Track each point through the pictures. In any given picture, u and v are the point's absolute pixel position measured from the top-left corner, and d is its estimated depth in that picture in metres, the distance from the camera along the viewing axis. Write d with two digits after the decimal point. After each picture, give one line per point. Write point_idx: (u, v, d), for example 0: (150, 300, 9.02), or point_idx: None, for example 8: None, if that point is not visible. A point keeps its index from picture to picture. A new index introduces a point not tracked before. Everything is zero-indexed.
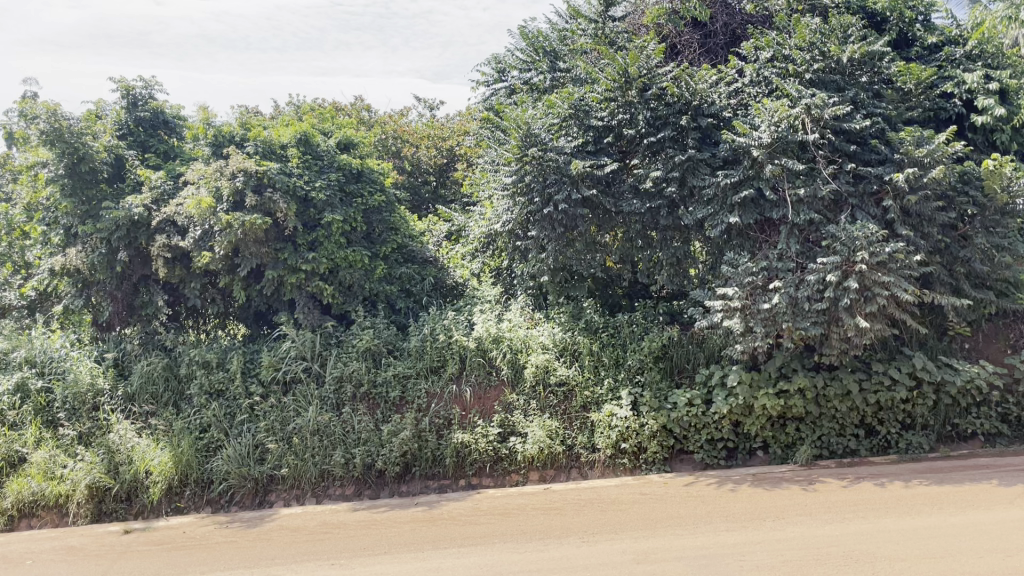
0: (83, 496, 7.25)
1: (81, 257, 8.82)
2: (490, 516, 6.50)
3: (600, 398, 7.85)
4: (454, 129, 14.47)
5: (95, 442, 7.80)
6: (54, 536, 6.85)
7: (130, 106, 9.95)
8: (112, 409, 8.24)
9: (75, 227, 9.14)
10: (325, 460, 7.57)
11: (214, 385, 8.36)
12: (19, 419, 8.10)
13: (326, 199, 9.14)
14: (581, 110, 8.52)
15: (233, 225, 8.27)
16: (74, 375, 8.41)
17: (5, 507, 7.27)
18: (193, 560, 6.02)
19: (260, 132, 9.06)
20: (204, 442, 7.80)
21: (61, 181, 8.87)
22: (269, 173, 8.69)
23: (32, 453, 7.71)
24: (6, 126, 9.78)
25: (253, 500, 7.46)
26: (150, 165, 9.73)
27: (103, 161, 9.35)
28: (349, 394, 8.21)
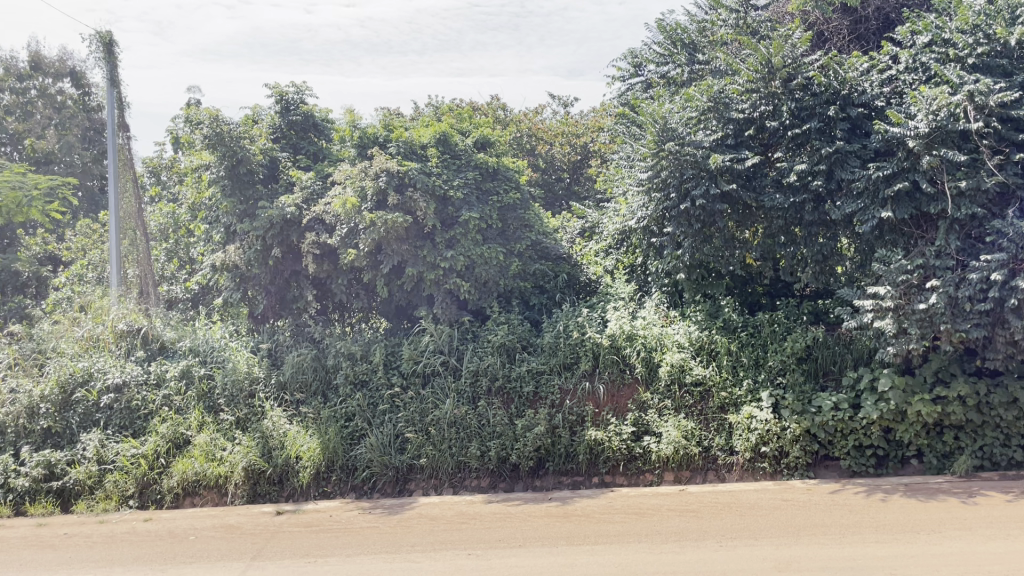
0: (241, 477, 7.71)
1: (239, 254, 9.52)
2: (625, 516, 6.45)
3: (738, 399, 7.64)
4: (588, 125, 14.41)
5: (251, 427, 8.35)
6: (215, 514, 7.33)
7: (283, 110, 10.47)
8: (267, 397, 8.80)
9: (234, 225, 9.81)
10: (461, 452, 7.78)
11: (358, 376, 8.76)
12: (184, 404, 8.69)
13: (464, 197, 9.39)
14: (721, 103, 8.33)
15: (376, 223, 8.66)
16: (232, 364, 9.04)
17: (172, 485, 7.75)
18: (340, 543, 6.30)
19: (401, 133, 9.42)
20: (348, 431, 8.20)
21: (221, 181, 9.61)
22: (410, 173, 9.02)
23: (195, 436, 8.25)
24: (174, 131, 10.72)
25: (394, 489, 7.79)
26: (301, 166, 10.27)
27: (260, 163, 9.95)
28: (484, 388, 8.38)
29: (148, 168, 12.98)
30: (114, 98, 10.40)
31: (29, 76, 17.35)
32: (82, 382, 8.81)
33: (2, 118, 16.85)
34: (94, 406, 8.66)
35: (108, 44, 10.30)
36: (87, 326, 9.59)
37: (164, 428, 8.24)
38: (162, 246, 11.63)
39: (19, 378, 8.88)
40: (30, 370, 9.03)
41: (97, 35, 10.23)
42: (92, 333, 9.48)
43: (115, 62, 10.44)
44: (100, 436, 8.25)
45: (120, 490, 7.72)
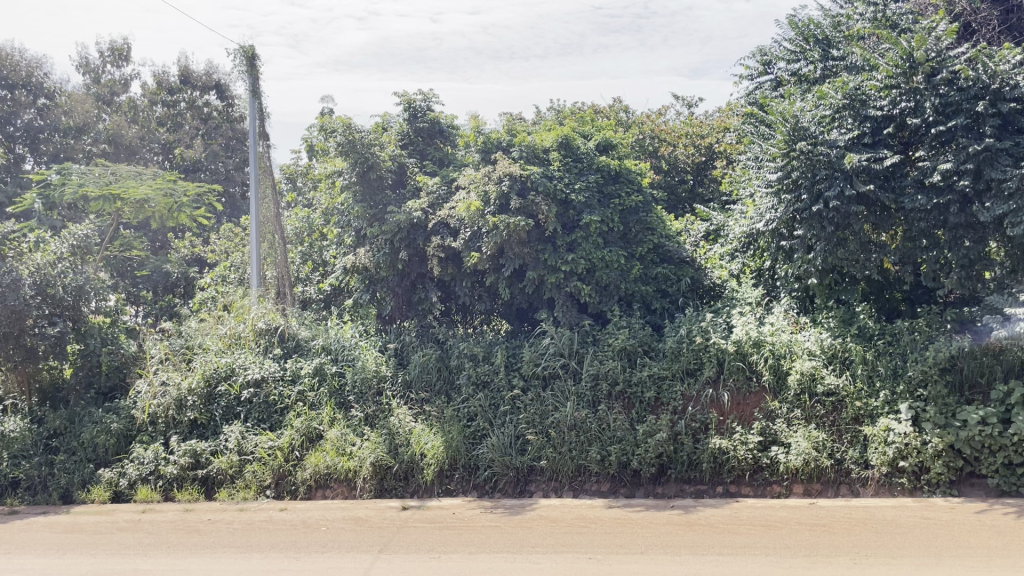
0: (369, 472, 7.99)
1: (369, 256, 9.98)
2: (751, 527, 6.27)
3: (874, 411, 7.30)
4: (713, 126, 14.11)
5: (379, 423, 8.67)
6: (345, 506, 7.63)
7: (411, 117, 10.85)
8: (393, 395, 9.11)
9: (364, 228, 10.21)
10: (581, 455, 7.78)
11: (480, 376, 8.96)
12: (317, 400, 9.09)
13: (585, 201, 9.32)
14: (858, 100, 8.04)
15: (499, 226, 8.80)
16: (362, 363, 9.43)
17: (305, 477, 8.10)
18: (463, 540, 6.43)
19: (525, 138, 9.55)
20: (471, 430, 8.37)
21: (353, 187, 10.07)
22: (532, 177, 9.11)
23: (326, 430, 8.63)
24: (310, 139, 11.30)
25: (515, 489, 7.87)
26: (428, 172, 10.59)
27: (389, 170, 10.34)
28: (605, 392, 8.35)
29: (286, 175, 13.68)
30: (255, 108, 10.99)
31: (179, 89, 18.41)
32: (225, 376, 9.37)
33: (156, 129, 18.45)
34: (235, 400, 9.18)
35: (251, 57, 10.92)
36: (230, 324, 10.17)
37: (299, 422, 8.65)
38: (297, 250, 12.21)
39: (170, 372, 9.50)
40: (179, 364, 9.66)
41: (240, 49, 10.86)
42: (234, 330, 10.06)
43: (256, 75, 11.03)
44: (240, 429, 8.74)
45: (258, 480, 8.15)
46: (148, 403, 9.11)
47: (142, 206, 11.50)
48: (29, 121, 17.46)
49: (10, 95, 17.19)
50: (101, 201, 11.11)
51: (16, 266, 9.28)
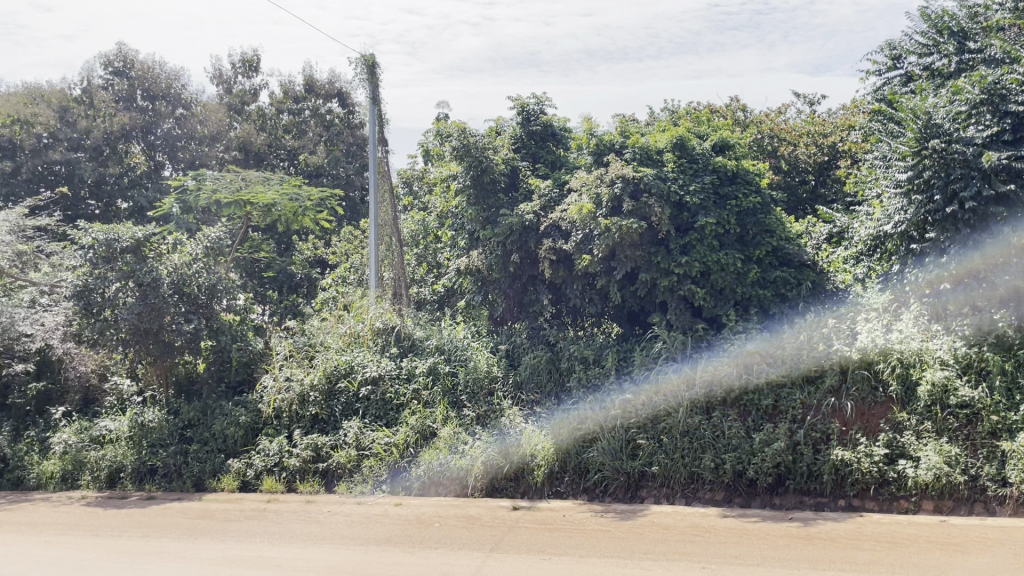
0: (480, 471, 8.09)
1: (482, 259, 10.21)
2: (875, 543, 5.98)
3: (1013, 424, 6.83)
4: (837, 124, 13.59)
5: (490, 423, 8.81)
6: (457, 505, 7.75)
7: (524, 121, 11.03)
8: (504, 395, 9.23)
9: (477, 231, 10.42)
10: (694, 463, 7.63)
11: (590, 380, 9.02)
12: (431, 398, 9.27)
13: (700, 203, 9.10)
14: (997, 95, 7.71)
15: (611, 228, 8.75)
16: (474, 363, 9.59)
17: (419, 474, 8.29)
18: (574, 543, 6.43)
19: (638, 139, 9.50)
20: (581, 434, 8.30)
21: (467, 190, 10.29)
22: (645, 179, 8.97)
23: (440, 428, 8.80)
24: (426, 144, 11.60)
25: (625, 494, 7.80)
26: (540, 175, 10.56)
27: (502, 173, 10.48)
28: (719, 400, 8.11)
29: (403, 179, 14.08)
30: (374, 115, 11.35)
31: (304, 97, 19.55)
32: (345, 373, 9.75)
33: (282, 136, 19.26)
34: (354, 396, 9.53)
35: (371, 65, 11.27)
36: (349, 323, 10.54)
37: (414, 420, 8.87)
38: (412, 252, 12.52)
39: (293, 368, 9.95)
40: (302, 361, 10.10)
41: (361, 57, 11.22)
42: (353, 330, 10.42)
43: (376, 82, 11.39)
44: (358, 425, 9.05)
45: (375, 475, 8.43)
46: (274, 398, 9.53)
47: (269, 210, 12.06)
48: (168, 129, 19.31)
49: (151, 106, 19.19)
50: (232, 207, 11.78)
51: (155, 266, 9.98)
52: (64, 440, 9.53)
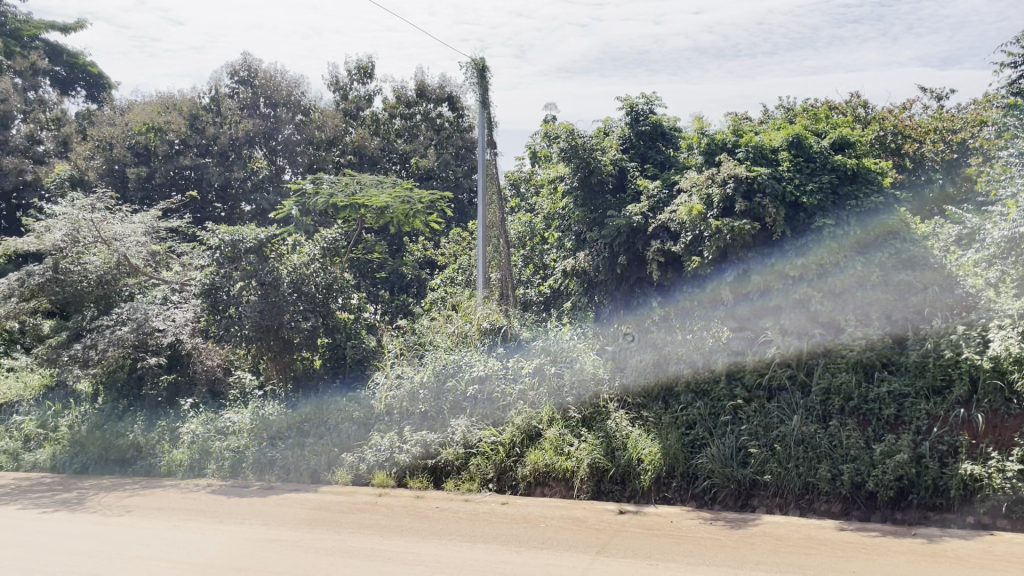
0: (586, 473, 8.10)
1: (588, 260, 10.46)
2: (1008, 564, 5.59)
3: None
4: (968, 120, 12.93)
5: (596, 425, 8.75)
6: (562, 506, 7.77)
7: (632, 121, 10.96)
8: (611, 398, 9.10)
9: (585, 232, 10.62)
10: (810, 472, 7.35)
11: (701, 385, 8.73)
12: (537, 399, 9.30)
13: (819, 203, 8.67)
14: None
15: (721, 229, 8.66)
16: (581, 364, 9.50)
17: (525, 474, 8.38)
18: (682, 549, 6.33)
19: (751, 137, 9.24)
20: (690, 438, 8.20)
21: (574, 192, 10.46)
22: (759, 179, 8.71)
23: (545, 429, 8.83)
24: (533, 146, 11.62)
25: (736, 502, 7.59)
26: (648, 175, 10.47)
27: (609, 174, 10.46)
28: (836, 408, 7.82)
29: (510, 181, 14.24)
30: (484, 118, 11.51)
31: (416, 102, 20.00)
32: (451, 373, 9.90)
33: (395, 140, 19.80)
34: (461, 395, 9.62)
35: (481, 69, 11.41)
36: (457, 323, 10.77)
37: (519, 419, 8.95)
38: (519, 253, 12.62)
39: (404, 365, 10.29)
40: (412, 359, 10.41)
41: (472, 62, 11.39)
42: (462, 329, 10.60)
43: (486, 85, 11.52)
44: (466, 423, 9.17)
45: (482, 473, 8.54)
46: (386, 394, 9.88)
47: (383, 211, 12.33)
48: (288, 136, 19.90)
49: (273, 113, 20.00)
50: (348, 210, 12.20)
51: (276, 266, 10.61)
52: (191, 430, 10.12)
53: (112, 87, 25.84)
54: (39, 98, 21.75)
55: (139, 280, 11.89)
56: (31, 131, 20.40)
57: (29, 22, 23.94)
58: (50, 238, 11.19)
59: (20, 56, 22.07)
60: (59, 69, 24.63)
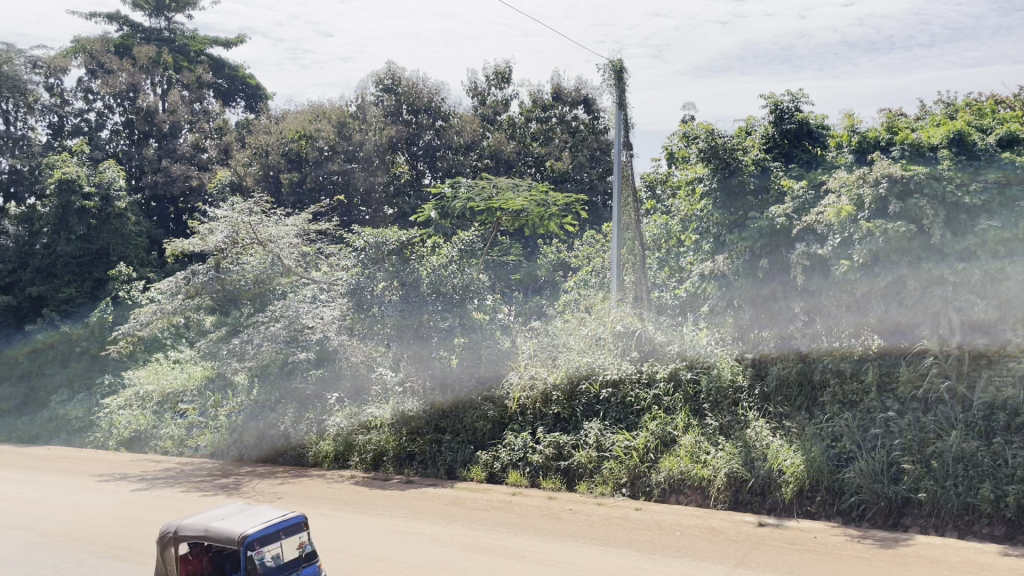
0: (722, 483, 7.93)
1: (727, 263, 9.90)
2: None
3: None
4: None
5: (735, 434, 8.49)
6: (699, 515, 7.59)
7: (777, 120, 10.68)
8: (750, 407, 8.84)
9: (724, 236, 10.21)
10: (970, 492, 6.91)
11: (848, 395, 8.42)
12: (672, 404, 9.17)
13: (982, 204, 8.02)
14: None
15: (874, 232, 8.08)
16: (718, 370, 9.20)
17: (659, 480, 8.27)
18: (826, 566, 6.05)
19: (907, 136, 9.03)
20: (835, 451, 7.81)
21: (713, 194, 10.31)
22: (916, 179, 8.14)
23: (681, 436, 8.65)
24: (670, 147, 11.51)
25: (887, 520, 7.20)
26: (793, 176, 10.09)
27: (751, 175, 10.23)
28: (1001, 423, 7.39)
29: (647, 183, 14.10)
30: (621, 120, 11.48)
31: (552, 106, 20.17)
32: (585, 375, 9.78)
33: (530, 144, 20.08)
34: (595, 398, 9.61)
35: (618, 70, 11.37)
36: (592, 326, 10.69)
37: (654, 425, 8.80)
38: (655, 255, 12.49)
39: (537, 367, 10.19)
40: (546, 361, 10.30)
41: (609, 64, 11.34)
42: (595, 333, 10.52)
43: (623, 87, 11.45)
44: (599, 426, 9.16)
45: (615, 477, 8.51)
46: (519, 394, 9.89)
47: (518, 215, 12.56)
48: (429, 141, 20.20)
49: (415, 120, 20.22)
50: (486, 213, 12.55)
51: (417, 266, 11.26)
52: (337, 423, 10.71)
53: (268, 98, 27.41)
54: (204, 109, 23.43)
55: (291, 279, 12.48)
56: (196, 141, 22.13)
57: (196, 38, 25.81)
58: (213, 239, 12.04)
59: (188, 69, 23.83)
60: (222, 81, 26.42)
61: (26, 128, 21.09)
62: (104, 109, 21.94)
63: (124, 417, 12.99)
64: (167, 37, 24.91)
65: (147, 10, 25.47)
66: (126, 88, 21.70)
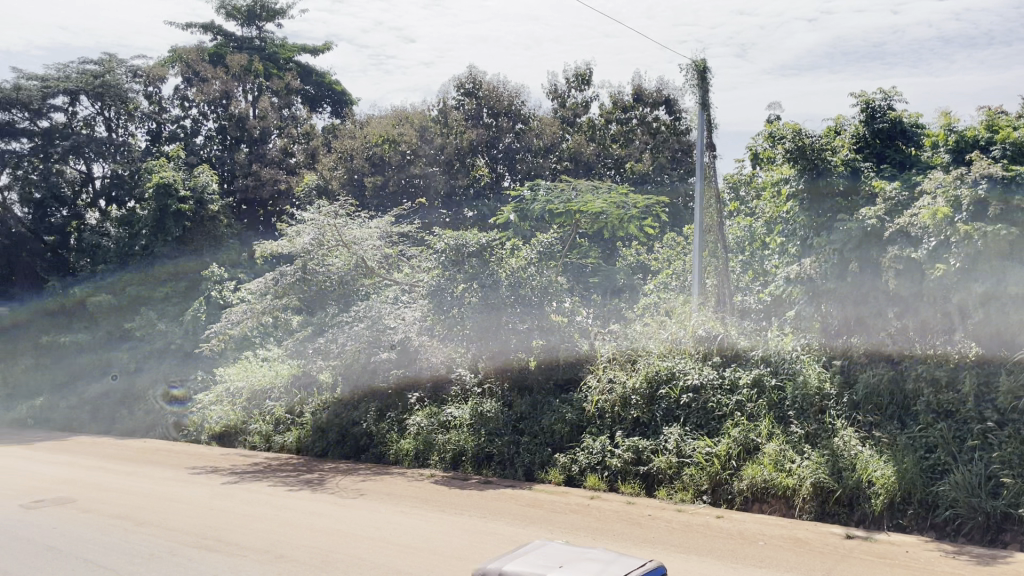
0: (808, 492, 7.70)
1: (814, 266, 9.78)
2: None
3: None
4: None
5: (821, 443, 8.21)
6: (783, 524, 7.41)
7: (869, 119, 10.53)
8: (838, 415, 8.51)
9: (811, 238, 9.99)
10: None
11: (944, 405, 8.01)
12: (755, 411, 8.91)
13: None
14: None
15: (973, 234, 7.81)
16: (804, 377, 8.89)
17: (742, 488, 8.09)
18: None
19: (1009, 133, 8.69)
20: (929, 463, 7.51)
21: (800, 194, 10.02)
22: (1018, 178, 7.93)
23: (764, 443, 8.44)
24: (754, 147, 11.23)
25: (984, 536, 6.86)
26: (885, 176, 9.91)
27: (840, 175, 9.90)
28: None
29: (730, 184, 13.89)
30: (703, 120, 11.29)
31: (633, 107, 20.03)
32: (667, 379, 9.69)
33: (610, 146, 20.05)
34: (675, 403, 9.47)
35: (702, 70, 11.20)
36: (673, 330, 10.35)
37: (736, 432, 8.61)
38: (739, 258, 12.39)
39: (616, 370, 10.17)
40: (625, 364, 10.25)
41: (693, 64, 11.19)
42: (676, 336, 10.22)
43: (706, 87, 11.27)
44: (680, 432, 9.02)
45: (696, 484, 8.37)
46: (597, 398, 9.89)
47: (598, 217, 12.53)
48: (509, 144, 20.24)
49: (495, 123, 20.32)
50: (565, 215, 12.58)
51: (496, 268, 11.44)
52: (417, 422, 10.89)
53: (353, 103, 28.06)
54: (292, 115, 24.14)
55: (374, 280, 12.83)
56: (284, 146, 22.86)
57: (285, 46, 26.63)
58: (300, 241, 12.40)
59: (277, 76, 24.61)
60: (309, 87, 27.18)
61: (128, 135, 22.11)
62: (199, 115, 22.85)
63: (216, 413, 13.52)
64: (257, 45, 25.77)
65: (239, 20, 26.41)
66: (219, 96, 22.56)
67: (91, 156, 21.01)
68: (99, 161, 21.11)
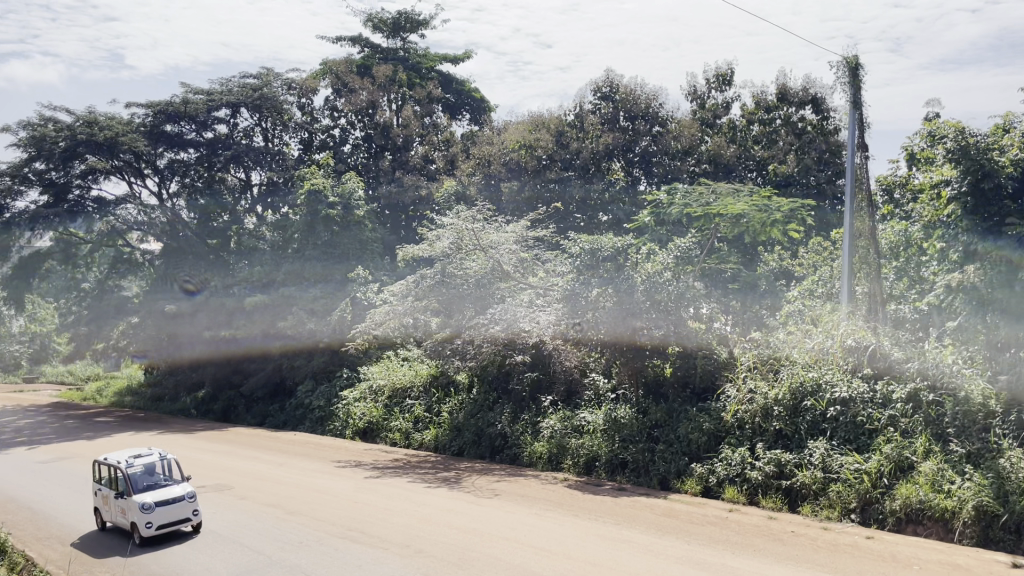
0: (969, 516, 7.18)
1: (978, 274, 9.17)
2: None
3: None
4: None
5: (984, 464, 7.62)
6: (940, 549, 6.94)
7: None
8: (1004, 435, 7.84)
9: (974, 244, 9.41)
10: None
11: None
12: (910, 427, 8.40)
13: None
14: None
15: None
16: (966, 393, 8.30)
17: (894, 508, 7.66)
18: None
19: None
20: None
21: (963, 198, 9.54)
22: None
23: (920, 462, 7.95)
24: (909, 146, 10.61)
25: None
26: None
27: (1009, 177, 9.32)
28: None
29: (883, 186, 13.16)
30: (855, 120, 10.78)
31: (776, 107, 19.28)
32: (812, 391, 9.29)
33: (752, 147, 19.50)
34: (821, 415, 9.06)
35: (853, 67, 10.69)
36: (818, 338, 9.93)
37: (889, 449, 8.13)
38: (892, 263, 11.71)
39: (757, 380, 9.83)
40: (767, 374, 9.89)
41: (845, 60, 10.72)
42: (822, 346, 9.76)
43: (859, 84, 10.73)
44: (826, 446, 8.61)
45: (843, 501, 8.00)
46: (736, 407, 9.63)
47: (739, 220, 12.21)
48: (646, 147, 20.12)
49: (632, 126, 20.13)
50: (704, 219, 12.31)
51: (631, 274, 11.14)
52: (551, 426, 11.04)
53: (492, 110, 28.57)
54: (433, 122, 24.88)
55: (510, 284, 12.74)
56: (425, 153, 23.60)
57: (428, 56, 27.47)
58: (441, 246, 12.79)
59: (419, 86, 25.42)
60: (450, 96, 27.87)
61: (282, 144, 23.49)
62: (346, 124, 23.90)
63: (360, 409, 14.12)
64: (401, 56, 26.71)
65: (385, 32, 27.51)
66: (366, 105, 23.44)
67: (250, 164, 22.37)
68: (257, 169, 22.50)
